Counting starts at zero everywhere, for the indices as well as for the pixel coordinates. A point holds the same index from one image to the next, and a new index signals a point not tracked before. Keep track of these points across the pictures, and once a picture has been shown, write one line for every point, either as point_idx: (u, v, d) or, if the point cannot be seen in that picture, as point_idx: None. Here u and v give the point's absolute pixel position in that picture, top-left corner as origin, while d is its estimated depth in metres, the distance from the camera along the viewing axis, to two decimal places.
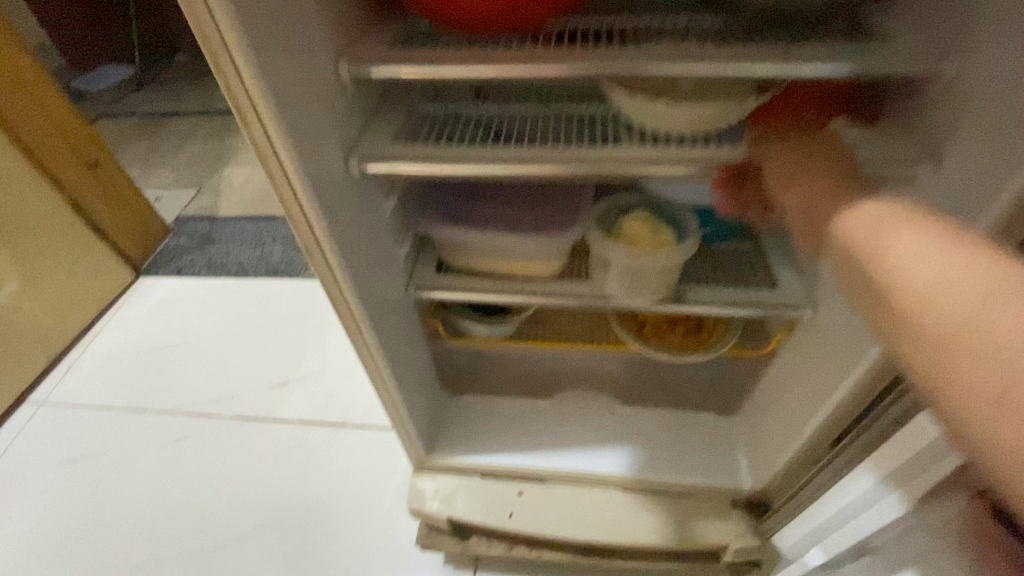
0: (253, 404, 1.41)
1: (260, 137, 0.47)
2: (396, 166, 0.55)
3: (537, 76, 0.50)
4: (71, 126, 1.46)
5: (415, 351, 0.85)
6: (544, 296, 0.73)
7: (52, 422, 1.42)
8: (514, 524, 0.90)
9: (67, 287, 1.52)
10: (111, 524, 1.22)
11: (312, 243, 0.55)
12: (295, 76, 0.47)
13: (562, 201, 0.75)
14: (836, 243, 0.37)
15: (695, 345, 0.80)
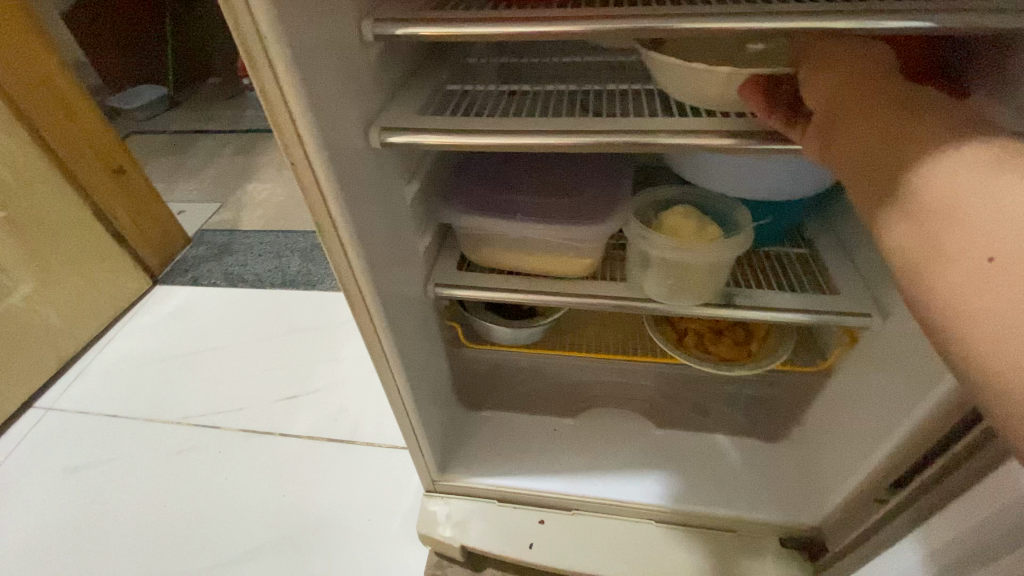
0: (260, 418, 1.35)
1: (273, 90, 0.40)
2: (423, 137, 0.49)
3: (583, 36, 0.45)
4: (95, 129, 1.46)
5: (432, 358, 0.78)
6: (577, 298, 0.66)
7: (55, 429, 1.37)
8: (535, 556, 0.80)
9: (83, 292, 1.50)
10: (103, 541, 1.14)
11: (326, 222, 0.49)
12: (316, 26, 0.41)
13: (597, 194, 0.69)
14: (915, 196, 0.33)
15: (744, 358, 0.71)
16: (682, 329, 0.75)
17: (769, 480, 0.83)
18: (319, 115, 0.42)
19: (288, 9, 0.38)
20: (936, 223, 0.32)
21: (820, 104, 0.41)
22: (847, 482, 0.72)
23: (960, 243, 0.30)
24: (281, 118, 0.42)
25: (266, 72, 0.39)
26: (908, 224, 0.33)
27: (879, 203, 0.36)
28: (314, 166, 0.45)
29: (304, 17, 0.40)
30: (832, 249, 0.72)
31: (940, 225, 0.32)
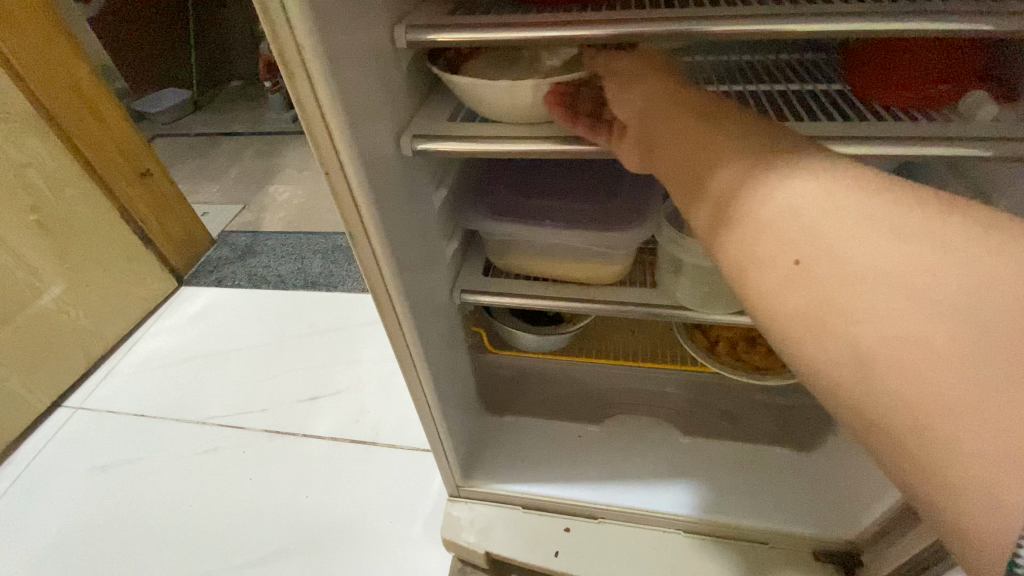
0: (283, 418, 1.36)
1: (307, 99, 0.40)
2: (456, 145, 0.48)
3: (621, 39, 0.44)
4: (121, 133, 1.49)
5: (457, 363, 0.78)
6: (606, 305, 0.65)
7: (85, 428, 1.40)
8: (560, 564, 0.79)
9: (111, 293, 1.53)
10: (132, 537, 1.17)
11: (357, 231, 0.49)
12: (351, 34, 0.41)
13: (627, 199, 0.68)
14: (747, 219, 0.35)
15: (778, 366, 0.70)
16: (713, 336, 0.73)
17: (801, 491, 0.80)
18: (353, 124, 0.42)
19: (325, 17, 0.37)
20: (754, 235, 0.35)
21: (632, 115, 0.44)
22: (885, 495, 0.69)
23: (777, 251, 0.33)
24: (316, 126, 0.41)
25: (302, 81, 0.39)
26: (734, 234, 0.36)
27: (700, 218, 0.39)
28: (347, 174, 0.44)
29: (339, 24, 0.39)
30: None
31: (765, 234, 0.34)
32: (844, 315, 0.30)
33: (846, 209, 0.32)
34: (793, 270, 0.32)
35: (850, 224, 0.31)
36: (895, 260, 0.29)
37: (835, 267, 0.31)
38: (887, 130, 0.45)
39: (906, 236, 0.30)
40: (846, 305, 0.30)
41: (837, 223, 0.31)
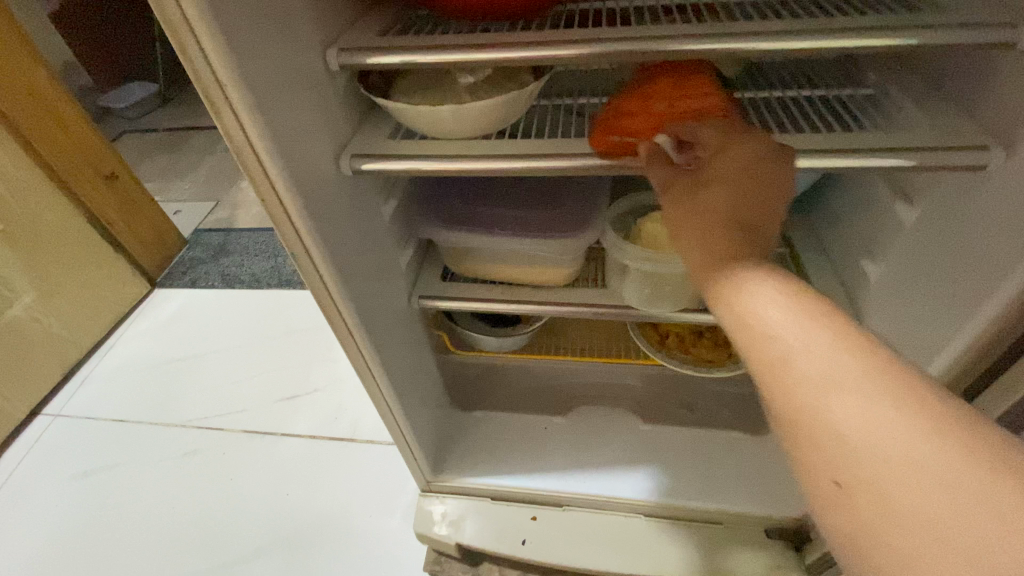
0: (262, 418, 1.38)
1: (235, 132, 0.41)
2: (391, 165, 0.50)
3: (545, 60, 0.45)
4: (84, 138, 1.46)
5: (421, 364, 0.80)
6: (556, 306, 0.67)
7: (64, 435, 1.40)
8: (528, 551, 0.83)
9: (83, 299, 1.52)
10: (117, 540, 1.19)
11: (301, 252, 0.50)
12: (277, 64, 0.42)
13: (576, 202, 0.70)
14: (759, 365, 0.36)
15: (724, 359, 0.73)
16: (663, 331, 0.77)
17: (753, 474, 0.85)
18: (284, 153, 0.43)
19: (245, 52, 0.38)
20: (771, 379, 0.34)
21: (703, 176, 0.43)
22: None
23: (786, 406, 0.33)
24: (247, 155, 0.43)
25: (228, 114, 0.40)
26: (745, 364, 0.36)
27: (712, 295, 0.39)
28: (282, 199, 0.46)
29: (263, 57, 0.40)
30: (811, 249, 0.72)
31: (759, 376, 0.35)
32: (846, 463, 0.30)
33: (823, 352, 0.32)
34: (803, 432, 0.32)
35: (856, 378, 0.31)
36: (874, 405, 0.30)
37: (826, 416, 0.31)
38: (807, 142, 0.46)
39: (876, 383, 0.30)
40: (851, 461, 0.29)
41: (830, 376, 0.31)
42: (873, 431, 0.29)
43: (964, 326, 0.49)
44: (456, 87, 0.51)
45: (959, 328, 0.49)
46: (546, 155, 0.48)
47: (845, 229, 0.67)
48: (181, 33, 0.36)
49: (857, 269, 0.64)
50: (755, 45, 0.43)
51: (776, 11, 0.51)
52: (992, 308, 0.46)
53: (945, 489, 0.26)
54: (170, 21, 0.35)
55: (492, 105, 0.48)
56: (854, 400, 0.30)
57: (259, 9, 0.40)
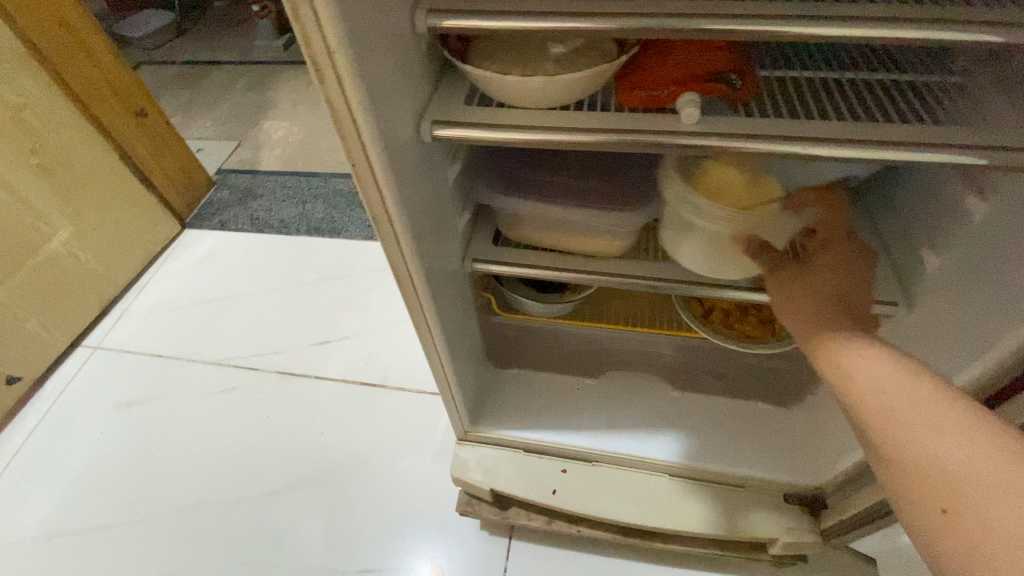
0: (295, 361, 1.43)
1: (336, 98, 0.41)
2: (470, 132, 0.49)
3: (642, 34, 0.44)
4: (110, 68, 1.43)
5: (467, 322, 0.83)
6: (611, 277, 0.69)
7: (107, 366, 1.47)
8: (558, 500, 0.89)
9: (118, 236, 1.55)
10: (163, 462, 1.28)
11: (381, 215, 0.51)
12: (377, 27, 0.41)
13: (636, 176, 0.70)
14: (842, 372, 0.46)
15: (767, 336, 0.76)
16: (708, 306, 0.79)
17: (778, 444, 0.89)
18: (379, 120, 0.43)
19: (352, 17, 0.38)
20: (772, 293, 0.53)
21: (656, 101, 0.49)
22: (851, 451, 0.77)
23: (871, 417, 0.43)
24: (345, 124, 0.43)
25: (333, 83, 0.40)
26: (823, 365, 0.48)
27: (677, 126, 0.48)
28: (372, 165, 0.46)
29: (365, 20, 0.39)
30: (865, 234, 0.72)
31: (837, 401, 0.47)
32: (942, 482, 0.38)
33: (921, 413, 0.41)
34: (940, 516, 0.37)
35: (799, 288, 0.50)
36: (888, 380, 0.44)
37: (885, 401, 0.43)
38: (900, 132, 0.46)
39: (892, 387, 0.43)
40: (909, 434, 0.41)
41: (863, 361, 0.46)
42: (935, 438, 0.39)
43: (999, 343, 0.52)
44: (543, 55, 0.50)
45: (990, 347, 0.53)
46: (633, 131, 0.47)
47: (907, 217, 0.67)
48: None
49: (916, 258, 0.64)
50: (864, 30, 0.41)
51: None
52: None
53: (932, 445, 0.39)
54: None
55: (578, 79, 0.47)
56: (917, 433, 0.40)
57: None
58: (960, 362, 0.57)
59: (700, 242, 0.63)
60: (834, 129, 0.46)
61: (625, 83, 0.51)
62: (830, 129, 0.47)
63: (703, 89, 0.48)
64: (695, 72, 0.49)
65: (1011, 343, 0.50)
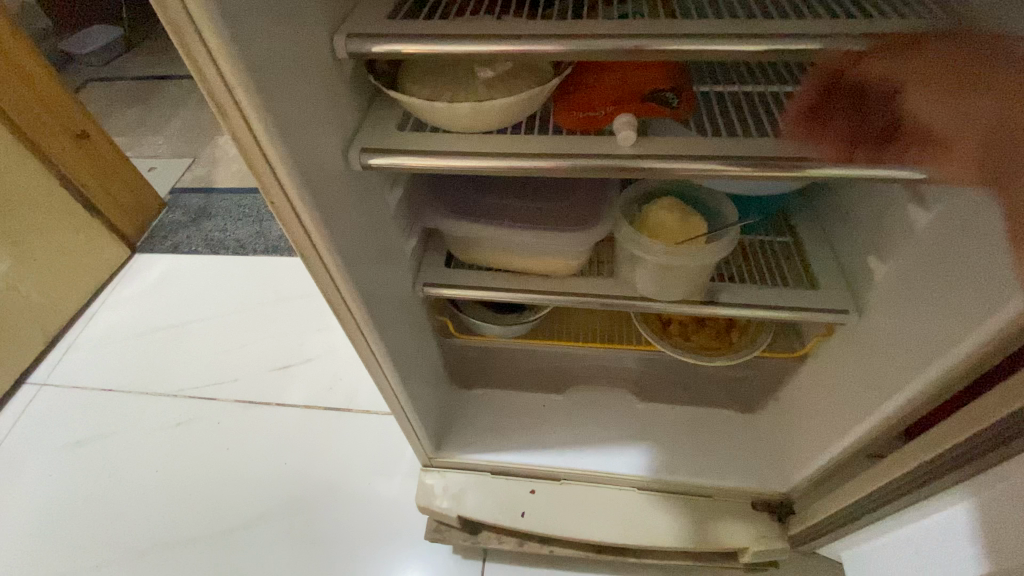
0: (256, 388, 1.38)
1: (243, 134, 0.38)
2: (400, 161, 0.47)
3: (574, 57, 0.42)
4: (49, 90, 1.34)
5: (423, 347, 0.80)
6: (565, 297, 0.67)
7: (54, 404, 1.39)
8: (527, 523, 0.87)
9: (60, 266, 1.46)
10: (116, 505, 1.21)
11: (309, 250, 0.48)
12: (285, 58, 0.39)
13: (585, 193, 0.69)
14: None
15: (725, 347, 0.76)
16: (666, 318, 0.79)
17: (743, 451, 0.89)
18: (295, 156, 0.41)
19: (254, 50, 0.35)
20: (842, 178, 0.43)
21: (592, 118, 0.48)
22: (813, 457, 0.77)
23: None
24: (257, 160, 0.40)
25: (237, 118, 0.37)
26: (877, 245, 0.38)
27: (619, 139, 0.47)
28: (291, 199, 0.43)
29: (270, 49, 0.37)
30: (815, 242, 0.72)
31: None
32: None
33: None
34: None
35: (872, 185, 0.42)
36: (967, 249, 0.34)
37: None
38: (837, 148, 0.45)
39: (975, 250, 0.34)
40: None
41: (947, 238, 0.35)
42: None
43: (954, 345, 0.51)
44: (474, 79, 0.48)
45: (938, 353, 0.53)
46: (571, 155, 0.46)
47: (853, 225, 0.67)
48: (187, 35, 0.33)
49: (863, 265, 0.64)
50: (792, 49, 0.41)
51: (810, 5, 0.49)
52: (986, 330, 0.47)
53: None
54: (173, 22, 0.32)
55: (511, 103, 0.46)
56: None
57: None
58: (911, 368, 0.57)
59: (654, 274, 0.65)
60: (770, 146, 0.46)
61: (564, 103, 0.50)
62: (765, 145, 0.46)
63: (639, 105, 0.47)
64: (630, 88, 0.48)
65: (955, 351, 0.51)
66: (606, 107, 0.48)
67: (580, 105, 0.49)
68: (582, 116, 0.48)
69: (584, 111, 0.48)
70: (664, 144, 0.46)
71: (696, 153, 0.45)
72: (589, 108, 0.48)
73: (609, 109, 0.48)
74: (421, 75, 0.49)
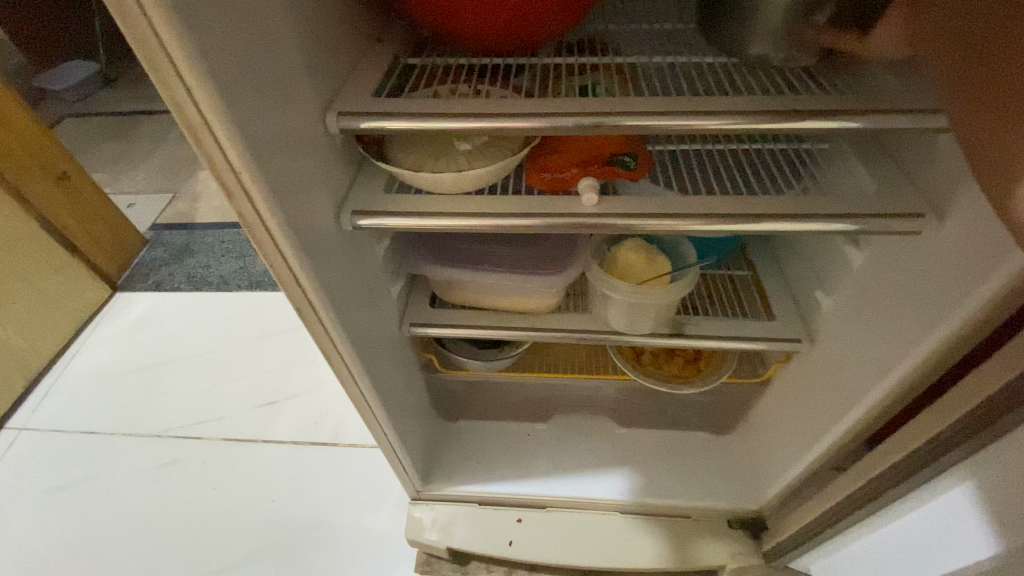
0: (242, 424, 1.38)
1: (246, 208, 0.43)
2: (387, 222, 0.52)
3: (542, 130, 0.48)
4: (30, 135, 1.37)
5: (410, 383, 0.84)
6: (543, 333, 0.72)
7: (33, 448, 1.37)
8: (514, 551, 0.90)
9: (41, 308, 1.46)
10: (98, 550, 1.19)
11: (303, 303, 0.52)
12: (285, 140, 0.44)
13: (558, 237, 0.75)
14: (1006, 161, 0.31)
15: (693, 374, 0.81)
16: (639, 349, 0.84)
17: (718, 472, 0.93)
18: (292, 224, 0.45)
19: (258, 138, 0.40)
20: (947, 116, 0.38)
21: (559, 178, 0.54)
22: (779, 475, 0.82)
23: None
24: (258, 230, 0.45)
25: (241, 195, 0.42)
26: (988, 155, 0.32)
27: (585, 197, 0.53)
28: (289, 260, 0.48)
29: (271, 135, 0.42)
30: (770, 275, 0.79)
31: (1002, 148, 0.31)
32: None
33: None
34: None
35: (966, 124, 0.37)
36: None
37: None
38: (776, 204, 0.51)
39: None
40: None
41: None
42: None
43: (891, 370, 0.57)
44: (452, 147, 0.54)
45: (878, 378, 0.59)
46: (542, 213, 0.51)
47: (802, 262, 0.74)
48: (200, 131, 0.37)
49: (812, 298, 0.71)
50: (729, 123, 0.47)
51: (750, 76, 0.56)
52: (913, 358, 0.53)
53: None
54: (188, 120, 0.37)
55: (486, 169, 0.51)
56: None
57: (267, 91, 0.41)
58: (857, 392, 0.62)
59: (626, 311, 0.70)
60: (717, 202, 0.52)
61: (534, 164, 0.56)
62: (713, 202, 0.52)
63: (601, 168, 0.53)
64: (592, 153, 0.55)
65: (891, 376, 0.57)
66: (572, 169, 0.54)
67: (548, 166, 0.55)
68: (550, 177, 0.54)
69: (553, 172, 0.54)
70: (623, 202, 0.52)
71: (653, 210, 0.51)
72: (556, 171, 0.54)
73: (575, 170, 0.54)
74: (405, 144, 0.54)
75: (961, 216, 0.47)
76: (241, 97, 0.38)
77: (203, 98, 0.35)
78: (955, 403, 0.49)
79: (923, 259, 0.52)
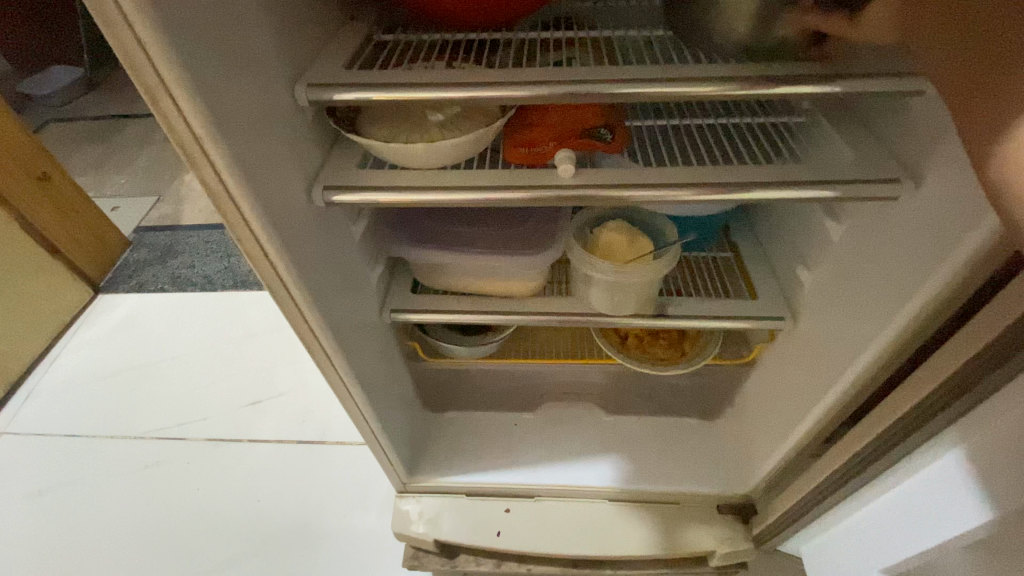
0: (227, 425, 1.36)
1: (212, 180, 0.41)
2: (360, 197, 0.51)
3: (516, 100, 0.47)
4: (11, 135, 1.33)
5: (393, 372, 0.83)
6: (526, 316, 0.71)
7: (12, 454, 1.34)
8: (503, 542, 0.89)
9: (20, 311, 1.43)
10: (78, 556, 1.16)
11: (277, 284, 0.51)
12: (251, 109, 0.42)
13: (539, 219, 0.74)
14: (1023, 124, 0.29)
15: (678, 357, 0.81)
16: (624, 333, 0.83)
17: (706, 457, 0.93)
18: (260, 196, 0.44)
19: (221, 105, 0.39)
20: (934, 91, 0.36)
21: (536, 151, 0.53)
22: (767, 457, 0.82)
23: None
24: (224, 203, 0.43)
25: (205, 166, 0.40)
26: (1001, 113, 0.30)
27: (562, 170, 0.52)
28: (258, 237, 0.46)
29: (235, 103, 0.40)
30: (753, 256, 0.79)
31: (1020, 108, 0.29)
32: None
33: None
34: None
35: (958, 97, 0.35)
36: None
37: None
38: (754, 173, 0.51)
39: None
40: None
41: None
42: None
43: (874, 343, 0.56)
44: (426, 122, 0.53)
45: (862, 352, 0.58)
46: (518, 186, 0.50)
47: (783, 241, 0.74)
48: (158, 95, 0.36)
49: (794, 276, 0.71)
50: (705, 90, 0.46)
51: None
52: (896, 328, 0.53)
53: None
54: (146, 84, 0.35)
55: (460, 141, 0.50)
56: None
57: (231, 56, 0.40)
58: (841, 368, 0.62)
59: (609, 292, 0.69)
60: (695, 172, 0.51)
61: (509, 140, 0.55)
62: (691, 172, 0.51)
63: (577, 142, 0.53)
64: (568, 127, 0.54)
65: (874, 348, 0.56)
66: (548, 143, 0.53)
67: (524, 141, 0.54)
68: (526, 151, 0.54)
69: (529, 147, 0.54)
70: (600, 174, 0.51)
71: (631, 181, 0.50)
72: (533, 146, 0.54)
73: (551, 144, 0.53)
74: (378, 120, 0.53)
75: (939, 180, 0.46)
76: (202, 61, 0.36)
77: (160, 59, 0.34)
78: (939, 370, 0.49)
79: (901, 226, 0.51)
